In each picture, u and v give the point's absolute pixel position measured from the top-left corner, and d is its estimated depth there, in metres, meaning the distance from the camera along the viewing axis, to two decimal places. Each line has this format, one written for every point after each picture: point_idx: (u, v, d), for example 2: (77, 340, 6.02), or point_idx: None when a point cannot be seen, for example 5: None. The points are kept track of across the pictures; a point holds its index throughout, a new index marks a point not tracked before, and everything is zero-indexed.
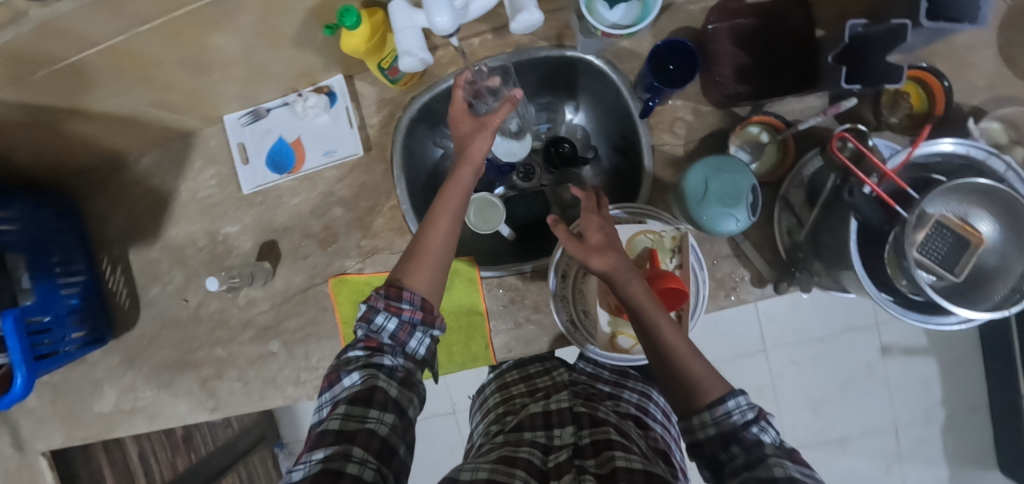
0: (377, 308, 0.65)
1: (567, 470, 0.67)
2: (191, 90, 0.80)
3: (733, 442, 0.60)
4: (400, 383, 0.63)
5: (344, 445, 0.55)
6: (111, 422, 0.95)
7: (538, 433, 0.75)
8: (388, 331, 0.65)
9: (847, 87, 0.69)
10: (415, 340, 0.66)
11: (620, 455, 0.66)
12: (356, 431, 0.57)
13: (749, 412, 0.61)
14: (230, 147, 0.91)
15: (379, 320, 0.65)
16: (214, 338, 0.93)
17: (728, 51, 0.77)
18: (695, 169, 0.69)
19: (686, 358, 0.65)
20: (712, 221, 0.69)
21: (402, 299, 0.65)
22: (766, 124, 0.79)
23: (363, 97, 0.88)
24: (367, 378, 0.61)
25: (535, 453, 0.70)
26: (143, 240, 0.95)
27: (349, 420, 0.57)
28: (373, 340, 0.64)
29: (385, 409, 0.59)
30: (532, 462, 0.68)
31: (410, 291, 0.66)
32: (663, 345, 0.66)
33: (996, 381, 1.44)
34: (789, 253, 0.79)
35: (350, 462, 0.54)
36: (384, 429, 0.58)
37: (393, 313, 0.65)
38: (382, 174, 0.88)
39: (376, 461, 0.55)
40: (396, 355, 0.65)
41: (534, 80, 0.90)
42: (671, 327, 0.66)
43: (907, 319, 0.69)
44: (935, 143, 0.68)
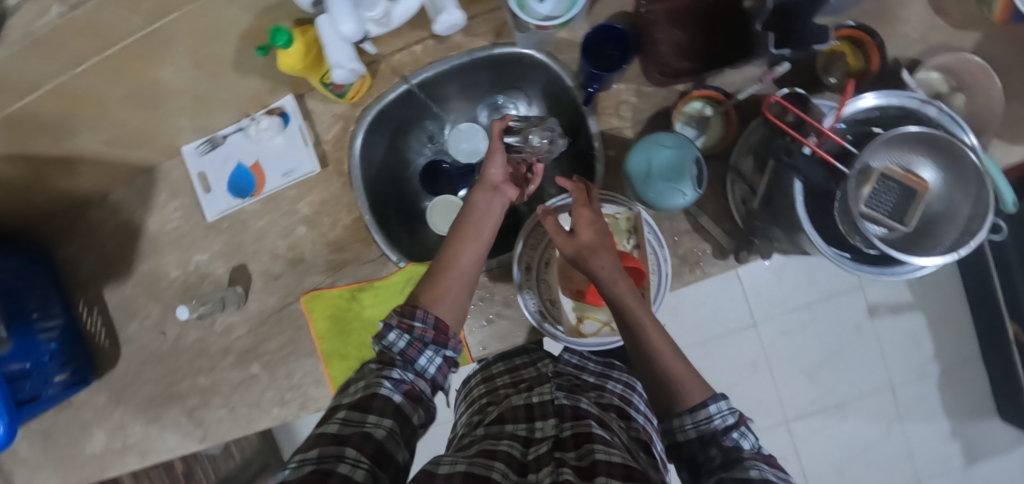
0: (390, 323, 0.66)
1: (546, 462, 0.64)
2: (144, 125, 0.81)
3: (712, 445, 0.62)
4: (405, 394, 0.62)
5: (337, 446, 0.52)
6: (103, 462, 0.96)
7: (520, 426, 0.72)
8: (399, 348, 0.65)
9: (777, 53, 0.70)
10: (425, 357, 0.66)
11: (601, 449, 0.64)
12: (350, 434, 0.54)
13: (730, 417, 0.63)
14: (191, 177, 0.92)
15: (391, 337, 0.65)
16: (196, 367, 0.94)
17: (665, 30, 0.77)
18: (637, 151, 0.72)
19: (669, 361, 0.69)
20: (660, 198, 0.71)
21: (414, 317, 0.67)
22: (708, 99, 0.81)
23: (316, 113, 0.89)
24: (371, 385, 0.60)
25: (515, 445, 0.68)
26: (117, 279, 0.96)
27: (346, 424, 0.55)
28: (385, 355, 0.64)
29: (383, 414, 0.58)
30: (512, 454, 0.65)
31: (422, 310, 0.68)
32: (646, 345, 0.69)
33: (985, 327, 1.45)
34: (745, 221, 0.80)
35: (342, 462, 0.51)
36: (381, 432, 0.56)
37: (404, 330, 0.66)
38: (342, 188, 0.89)
39: (369, 463, 0.52)
40: (406, 368, 0.64)
41: (485, 76, 0.92)
42: (655, 328, 0.69)
43: (863, 274, 0.70)
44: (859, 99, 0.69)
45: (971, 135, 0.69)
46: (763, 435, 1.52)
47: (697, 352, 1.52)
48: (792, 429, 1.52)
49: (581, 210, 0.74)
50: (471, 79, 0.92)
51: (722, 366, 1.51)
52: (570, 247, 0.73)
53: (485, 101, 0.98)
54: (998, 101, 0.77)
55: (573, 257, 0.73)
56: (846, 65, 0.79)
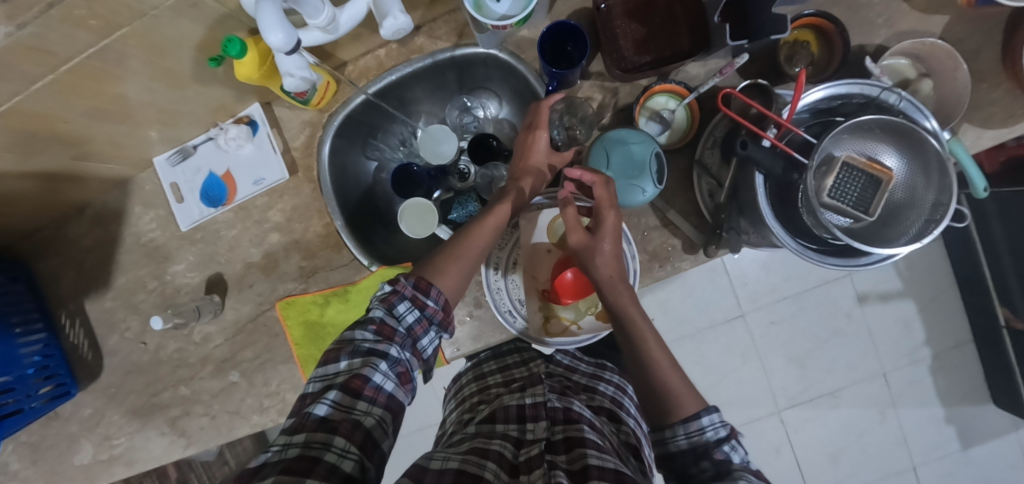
0: (403, 295, 0.66)
1: (537, 464, 0.67)
2: (111, 139, 0.82)
3: (705, 457, 0.62)
4: (398, 379, 0.61)
5: (326, 434, 0.52)
6: (91, 473, 0.97)
7: (511, 426, 0.77)
8: (406, 323, 0.65)
9: (735, 44, 0.71)
10: (427, 338, 0.67)
11: (593, 454, 0.67)
12: (339, 420, 0.53)
13: (721, 430, 0.63)
14: (164, 188, 0.92)
15: (401, 308, 0.65)
16: (177, 377, 0.95)
17: (625, 26, 0.80)
18: (599, 148, 0.73)
19: (665, 372, 0.70)
20: (624, 194, 0.72)
21: (427, 294, 0.67)
22: (672, 92, 0.80)
23: (284, 121, 0.90)
24: (372, 362, 0.59)
25: (507, 446, 0.71)
26: (96, 291, 0.97)
27: (337, 408, 0.54)
28: (386, 327, 0.63)
29: (373, 402, 0.57)
30: (503, 454, 0.69)
31: (437, 289, 0.68)
32: (645, 355, 0.72)
33: (976, 312, 1.43)
34: (713, 215, 0.79)
35: (329, 451, 0.50)
36: (371, 420, 0.56)
37: (416, 306, 0.66)
38: (311, 194, 0.90)
39: (357, 452, 0.52)
40: (405, 347, 0.63)
41: (453, 77, 0.93)
42: (653, 337, 0.72)
43: (828, 266, 0.69)
44: (804, 96, 0.68)
45: (933, 121, 0.69)
46: (756, 426, 1.51)
47: (687, 345, 1.51)
48: (785, 418, 1.51)
49: (605, 211, 0.71)
50: (439, 81, 0.93)
51: (712, 358, 1.51)
52: (583, 243, 0.73)
53: (456, 102, 0.98)
54: (964, 84, 0.75)
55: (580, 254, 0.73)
56: (810, 53, 0.78)
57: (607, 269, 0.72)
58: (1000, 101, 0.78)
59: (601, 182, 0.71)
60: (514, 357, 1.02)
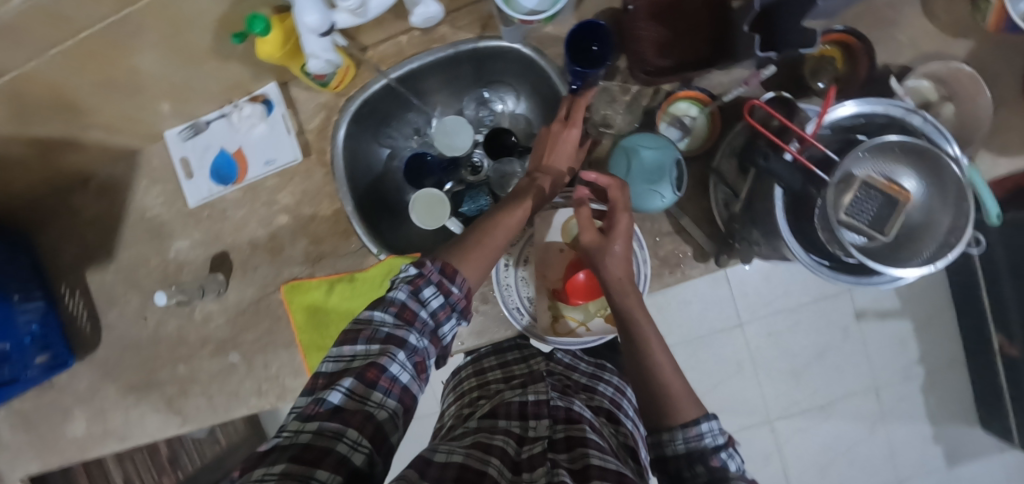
0: (429, 280, 0.65)
1: (540, 462, 0.67)
2: (121, 110, 0.80)
3: (699, 462, 0.61)
4: (415, 368, 0.60)
5: (339, 424, 0.51)
6: (84, 445, 0.98)
7: (514, 424, 0.77)
8: (431, 308, 0.64)
9: (763, 55, 0.70)
10: (449, 324, 0.66)
11: (594, 454, 0.68)
12: (352, 411, 0.53)
13: (720, 437, 0.62)
14: (174, 163, 0.91)
15: (426, 293, 0.64)
16: (175, 355, 0.94)
17: (647, 29, 0.77)
18: (618, 153, 0.72)
19: (668, 378, 0.69)
20: (639, 199, 0.71)
21: (452, 282, 0.66)
22: (694, 99, 0.80)
23: (299, 102, 0.88)
24: (390, 350, 0.58)
25: (509, 443, 0.72)
26: (98, 264, 0.96)
27: (350, 397, 0.54)
28: (408, 312, 0.62)
29: (388, 394, 0.56)
30: (505, 451, 0.69)
31: (462, 277, 0.67)
32: (650, 363, 0.70)
33: (970, 335, 1.45)
34: (726, 225, 0.79)
35: (341, 442, 0.50)
36: (382, 414, 0.55)
37: (441, 292, 0.65)
38: (322, 179, 0.88)
39: (368, 446, 0.52)
40: (424, 334, 0.63)
41: (472, 69, 0.91)
42: (658, 343, 0.71)
43: (839, 283, 0.69)
44: (836, 107, 0.68)
45: (954, 146, 0.68)
46: (745, 434, 1.52)
47: (683, 350, 1.52)
48: (775, 427, 1.52)
49: (618, 214, 0.70)
50: (457, 73, 0.91)
51: (707, 364, 1.51)
52: (595, 243, 0.72)
53: (473, 94, 0.97)
54: (986, 109, 0.75)
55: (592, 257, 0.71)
56: (834, 70, 0.76)
57: (616, 269, 0.71)
58: (1018, 128, 0.78)
59: (614, 186, 0.70)
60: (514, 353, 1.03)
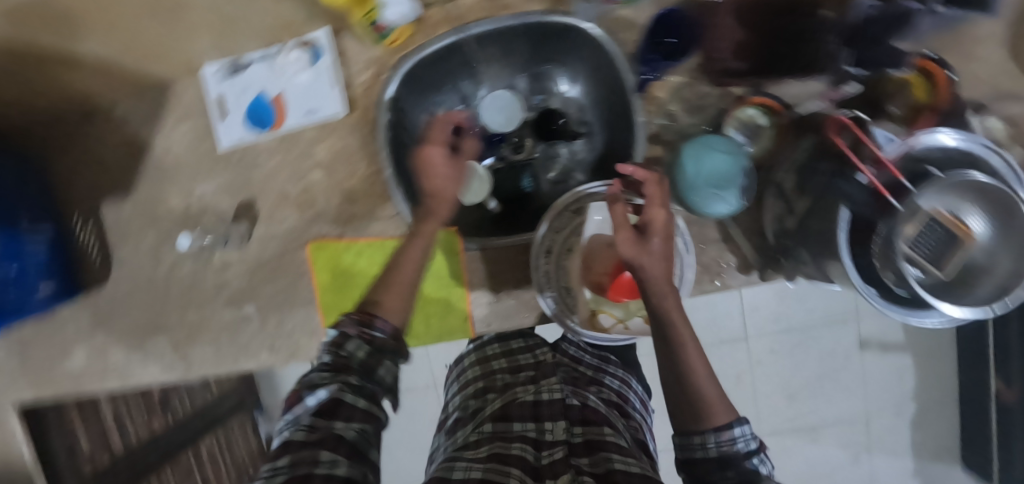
0: (348, 335, 0.61)
1: (562, 471, 0.70)
2: (161, 39, 0.74)
3: (730, 467, 0.63)
4: (367, 405, 0.60)
5: (312, 451, 0.55)
6: (81, 380, 0.95)
7: (528, 426, 0.79)
8: (359, 358, 0.60)
9: (853, 71, 0.71)
10: (385, 368, 0.62)
11: (616, 458, 0.70)
12: (322, 439, 0.56)
13: (752, 443, 0.64)
14: (208, 101, 0.86)
15: (349, 347, 0.61)
16: (186, 300, 0.91)
17: (728, 26, 0.74)
18: (683, 156, 0.67)
19: (703, 385, 0.65)
20: (703, 204, 0.67)
21: (373, 325, 0.62)
22: (766, 108, 0.76)
23: (349, 55, 0.83)
24: (335, 393, 0.58)
25: (528, 449, 0.74)
26: (115, 197, 0.91)
27: (315, 431, 0.56)
28: (337, 365, 0.59)
29: (352, 418, 0.58)
30: (525, 459, 0.72)
31: (382, 318, 0.63)
32: (685, 371, 0.65)
33: (967, 377, 1.43)
34: (777, 240, 0.77)
35: (318, 467, 0.54)
36: (352, 434, 0.58)
37: (364, 341, 0.61)
38: (364, 138, 0.84)
39: (347, 461, 0.56)
40: (364, 379, 0.60)
41: (532, 43, 0.86)
42: (697, 351, 0.66)
43: (890, 314, 0.66)
44: (937, 133, 0.62)
45: None
46: None
47: None
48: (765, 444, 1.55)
49: (653, 209, 0.66)
50: (516, 46, 0.86)
51: None
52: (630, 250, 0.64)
53: (527, 70, 0.92)
54: None
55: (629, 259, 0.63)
56: None
57: (656, 272, 0.63)
58: None
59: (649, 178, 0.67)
60: (518, 341, 1.05)
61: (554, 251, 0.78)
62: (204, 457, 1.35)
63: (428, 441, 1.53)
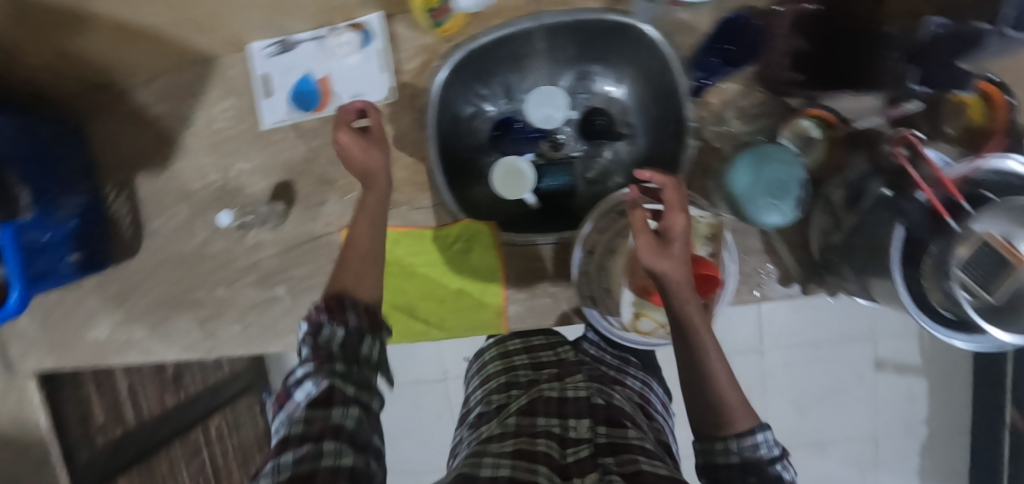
0: (320, 320, 0.63)
1: (590, 469, 0.66)
2: (216, 13, 0.73)
3: (753, 473, 0.62)
4: (358, 387, 0.60)
5: (314, 443, 0.55)
6: (103, 351, 0.94)
7: (553, 422, 0.76)
8: (339, 338, 0.62)
9: (915, 88, 0.68)
10: (367, 345, 0.63)
11: (643, 460, 0.67)
12: (320, 428, 0.56)
13: (775, 449, 0.63)
14: (253, 78, 0.85)
15: (326, 332, 0.62)
16: (215, 277, 0.90)
17: (785, 37, 0.73)
18: (738, 165, 0.66)
19: (724, 389, 0.64)
20: (755, 213, 0.66)
21: (345, 309, 0.64)
22: (820, 119, 0.76)
23: (400, 40, 0.82)
24: (323, 383, 0.59)
25: (553, 446, 0.71)
26: (151, 169, 0.90)
27: (312, 421, 0.56)
28: (319, 352, 0.61)
29: (348, 405, 0.59)
30: (551, 456, 0.69)
31: (352, 299, 0.65)
32: (706, 375, 0.64)
33: (980, 408, 1.38)
34: (821, 255, 0.77)
35: (322, 459, 0.54)
36: (351, 421, 0.58)
37: (339, 322, 0.62)
38: (409, 124, 0.84)
39: (351, 450, 0.56)
40: (350, 361, 0.61)
41: (581, 41, 0.85)
42: (717, 356, 0.64)
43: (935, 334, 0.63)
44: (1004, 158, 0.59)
45: None
46: None
47: None
48: None
49: (673, 214, 0.65)
50: (566, 43, 0.85)
51: None
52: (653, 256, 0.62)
53: (572, 68, 0.91)
54: None
55: (651, 265, 0.61)
56: None
57: (680, 275, 0.62)
58: None
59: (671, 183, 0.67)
60: (539, 338, 1.04)
61: (597, 250, 0.76)
62: (213, 433, 1.31)
63: (434, 435, 1.52)
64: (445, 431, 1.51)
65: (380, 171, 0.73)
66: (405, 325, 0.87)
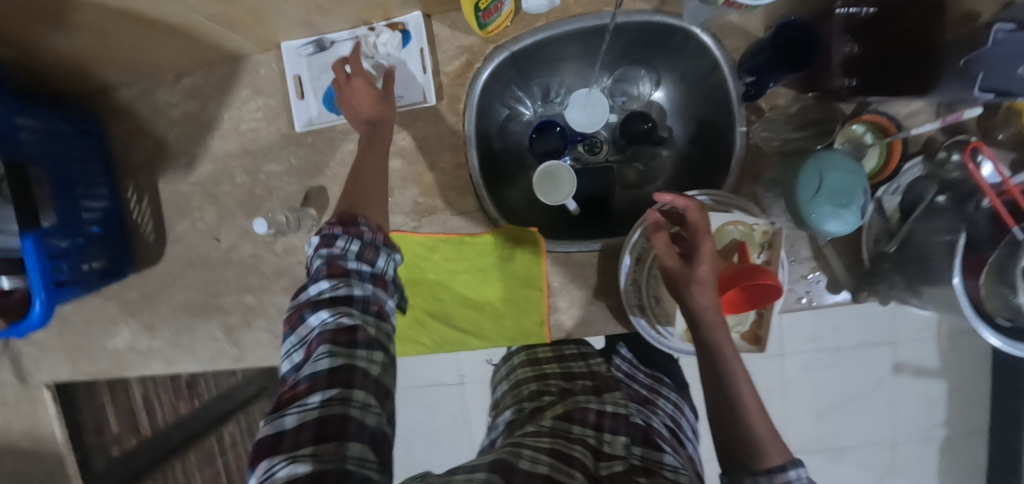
0: (334, 236, 0.63)
1: None
2: (255, 9, 0.70)
3: None
4: (377, 316, 0.62)
5: (345, 389, 0.54)
6: (123, 361, 0.90)
7: (588, 432, 0.70)
8: (352, 251, 0.63)
9: (980, 95, 0.64)
10: (381, 260, 0.64)
11: None
12: (348, 370, 0.55)
13: None
14: (286, 79, 0.83)
15: (340, 246, 0.63)
16: (244, 283, 0.87)
17: (841, 44, 0.69)
18: (807, 167, 0.65)
19: (756, 418, 0.59)
20: (818, 220, 0.65)
21: (357, 224, 0.65)
22: (874, 126, 0.75)
23: (439, 41, 0.80)
24: (342, 316, 0.59)
25: (588, 454, 0.66)
26: (175, 171, 0.87)
27: (337, 358, 0.56)
28: (336, 267, 0.62)
29: (373, 348, 0.59)
30: (586, 465, 0.64)
31: (364, 216, 0.65)
32: (733, 397, 0.60)
33: (1002, 410, 1.38)
34: (871, 262, 0.75)
35: (352, 406, 0.53)
36: (376, 369, 0.58)
37: (354, 236, 0.63)
38: (449, 127, 0.81)
39: (377, 405, 0.56)
40: (365, 280, 0.63)
41: (625, 45, 0.84)
42: (747, 382, 0.61)
43: (986, 334, 0.62)
44: None
45: None
46: None
47: None
48: None
49: (700, 235, 0.64)
50: (610, 46, 0.84)
51: None
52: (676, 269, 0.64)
53: (611, 70, 0.91)
54: None
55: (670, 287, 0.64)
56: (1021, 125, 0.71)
57: (705, 298, 0.61)
58: None
59: (692, 209, 0.63)
60: (571, 348, 0.95)
61: (646, 258, 0.75)
62: (227, 441, 1.34)
63: (451, 440, 1.49)
64: (463, 436, 1.48)
65: (389, 119, 0.75)
66: (441, 335, 0.85)
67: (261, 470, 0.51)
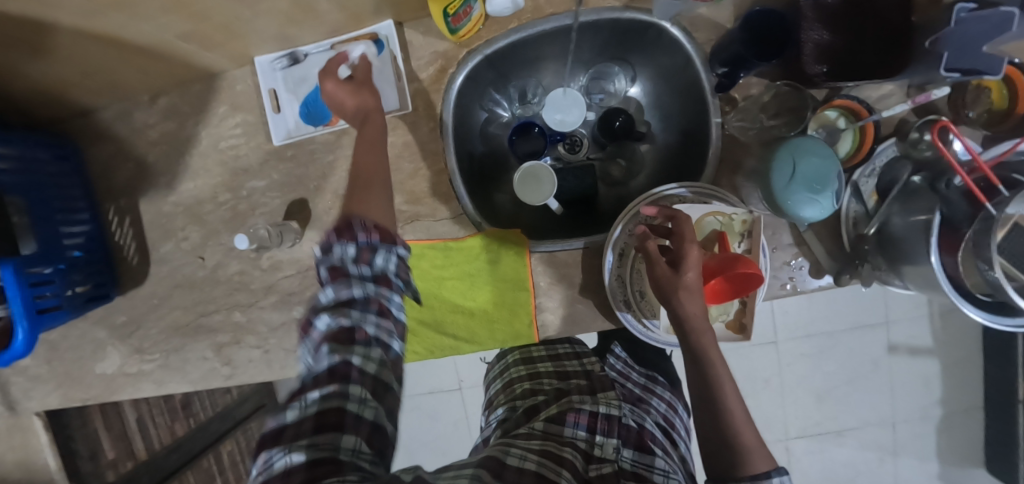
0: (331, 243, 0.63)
1: None
2: (226, 24, 0.70)
3: None
4: (379, 314, 0.61)
5: (342, 381, 0.56)
6: (113, 385, 0.90)
7: (580, 435, 0.70)
8: (350, 256, 0.62)
9: (946, 74, 0.64)
10: (382, 259, 0.63)
11: None
12: (346, 368, 0.57)
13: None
14: (261, 93, 0.83)
15: (338, 251, 0.62)
16: (231, 301, 0.87)
17: (811, 28, 0.71)
18: (780, 156, 0.66)
19: (739, 424, 0.63)
20: (794, 204, 0.66)
21: (353, 228, 0.63)
22: (846, 109, 0.76)
23: (413, 48, 0.80)
24: (340, 317, 0.60)
25: (578, 456, 0.66)
26: (156, 192, 0.87)
27: (335, 355, 0.57)
28: (336, 272, 0.61)
29: (371, 345, 0.60)
30: (576, 466, 0.64)
31: (359, 219, 0.64)
32: (719, 404, 0.64)
33: (995, 386, 1.39)
34: (853, 245, 0.76)
35: (348, 400, 0.55)
36: (372, 366, 0.58)
37: (348, 241, 0.62)
38: (429, 134, 0.81)
39: (374, 399, 0.57)
40: (366, 281, 0.62)
41: (597, 43, 0.85)
42: (733, 392, 0.64)
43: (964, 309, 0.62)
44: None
45: None
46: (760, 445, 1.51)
47: None
48: (790, 447, 1.50)
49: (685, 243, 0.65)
50: (582, 45, 0.85)
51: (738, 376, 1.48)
52: (664, 277, 0.65)
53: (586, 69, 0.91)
54: None
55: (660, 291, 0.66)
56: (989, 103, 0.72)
57: (693, 308, 0.63)
58: None
59: (681, 216, 0.66)
60: (566, 347, 0.97)
61: (629, 253, 0.75)
62: (226, 459, 1.33)
63: (453, 447, 1.48)
64: (465, 443, 1.47)
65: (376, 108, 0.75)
66: (433, 341, 0.84)
67: (261, 460, 0.52)
